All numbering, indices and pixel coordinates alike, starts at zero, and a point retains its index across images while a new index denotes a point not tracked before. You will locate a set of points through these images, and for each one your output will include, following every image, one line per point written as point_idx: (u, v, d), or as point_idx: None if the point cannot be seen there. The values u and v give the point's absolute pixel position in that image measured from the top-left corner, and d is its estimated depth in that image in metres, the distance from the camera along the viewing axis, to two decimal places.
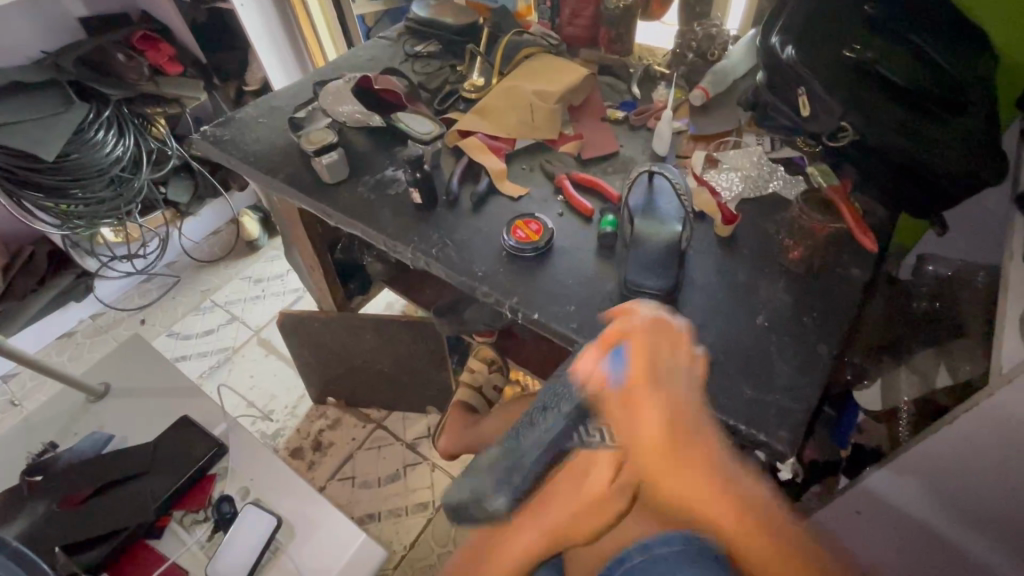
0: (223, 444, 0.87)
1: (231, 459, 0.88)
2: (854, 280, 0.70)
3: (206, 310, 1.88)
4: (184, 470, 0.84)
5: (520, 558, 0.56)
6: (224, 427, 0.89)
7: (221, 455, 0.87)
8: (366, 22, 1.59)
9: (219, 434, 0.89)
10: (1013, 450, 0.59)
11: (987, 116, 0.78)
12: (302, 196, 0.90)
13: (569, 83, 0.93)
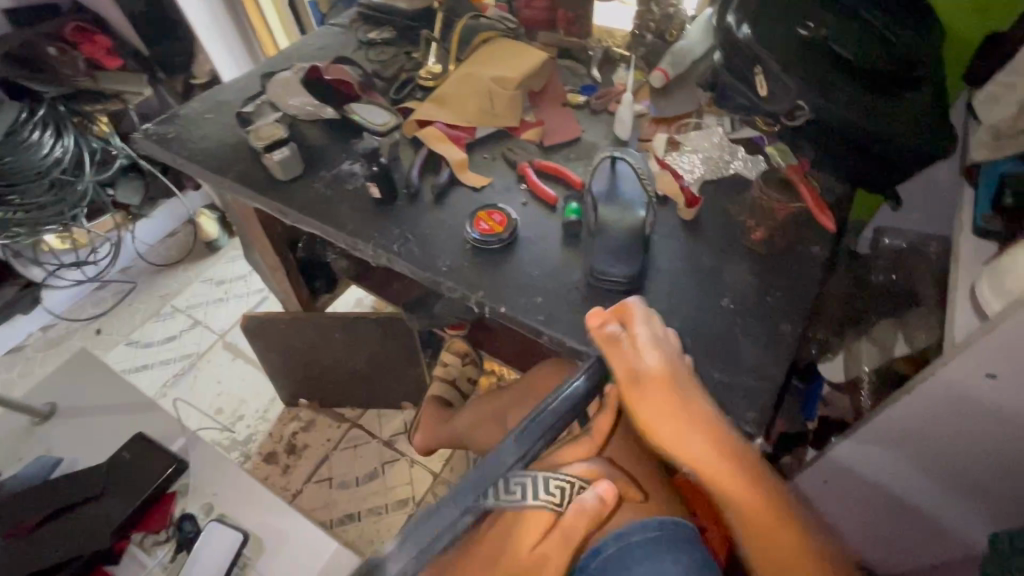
0: (182, 459, 0.84)
1: (191, 474, 0.85)
2: (816, 258, 0.70)
3: (166, 316, 1.81)
4: (142, 488, 0.80)
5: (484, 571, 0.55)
6: (183, 440, 0.86)
7: (181, 471, 0.84)
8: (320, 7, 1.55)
9: (177, 449, 0.86)
10: (967, 417, 0.61)
11: (936, 91, 0.80)
12: (256, 195, 0.85)
13: (528, 68, 0.91)
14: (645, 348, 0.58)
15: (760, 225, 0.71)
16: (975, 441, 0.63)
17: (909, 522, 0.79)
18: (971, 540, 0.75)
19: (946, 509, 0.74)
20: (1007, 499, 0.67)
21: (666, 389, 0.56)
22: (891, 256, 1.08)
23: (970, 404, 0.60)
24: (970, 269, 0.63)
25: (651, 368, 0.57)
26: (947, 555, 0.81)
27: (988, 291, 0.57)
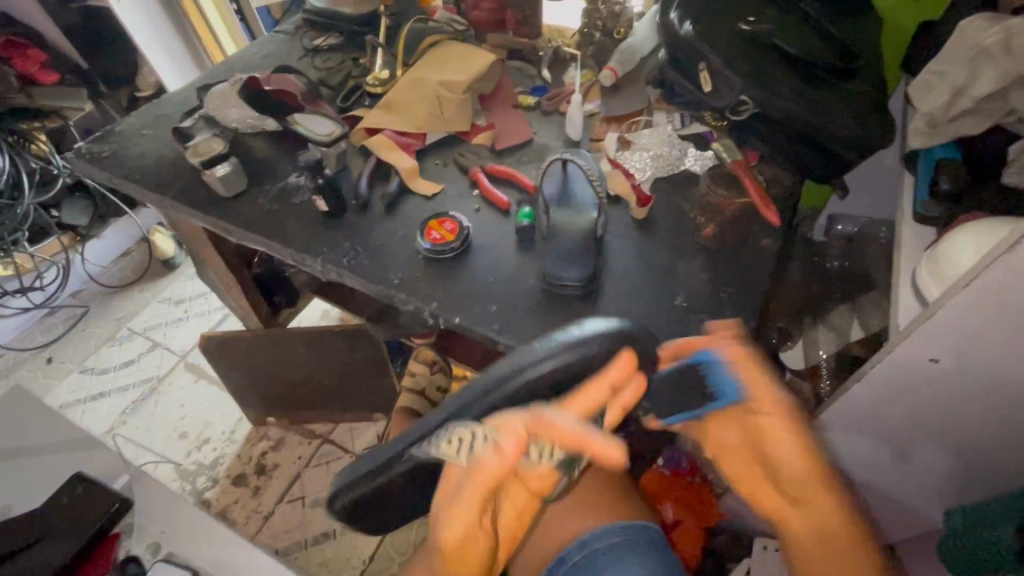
0: (127, 497, 0.79)
1: (138, 513, 0.79)
2: (767, 251, 0.71)
3: (123, 339, 1.73)
4: (82, 532, 0.75)
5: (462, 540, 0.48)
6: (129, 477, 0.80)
7: (127, 507, 0.78)
8: (272, 14, 1.47)
9: (122, 487, 0.80)
10: (916, 399, 0.62)
11: (874, 82, 0.82)
12: (198, 214, 0.82)
13: (476, 71, 0.89)
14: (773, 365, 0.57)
15: (709, 222, 0.71)
16: (930, 424, 0.64)
17: (872, 505, 0.80)
18: (928, 517, 0.77)
19: (902, 488, 0.75)
20: (959, 476, 0.68)
21: (807, 457, 0.50)
22: (844, 243, 1.10)
23: (918, 387, 0.60)
24: (912, 255, 0.64)
25: (792, 440, 0.50)
26: (908, 534, 0.83)
27: (927, 276, 0.57)
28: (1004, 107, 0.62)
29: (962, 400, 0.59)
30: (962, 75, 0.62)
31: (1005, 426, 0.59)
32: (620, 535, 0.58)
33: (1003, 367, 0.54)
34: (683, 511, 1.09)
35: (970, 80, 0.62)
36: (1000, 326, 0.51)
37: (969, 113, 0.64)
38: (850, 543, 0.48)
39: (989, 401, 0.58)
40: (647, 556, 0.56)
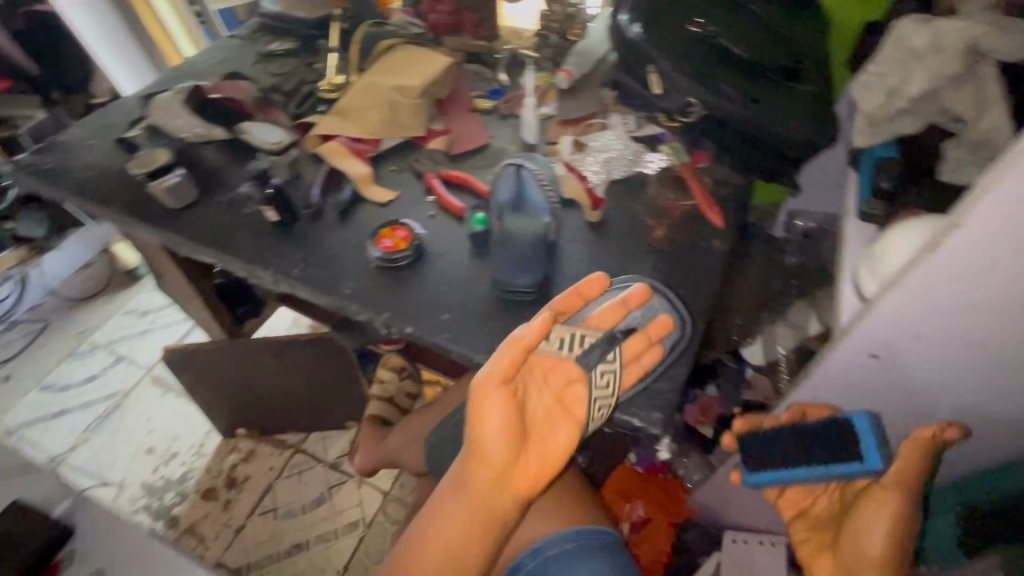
0: (67, 525, 0.68)
1: (80, 542, 0.68)
2: (716, 252, 0.72)
3: (85, 354, 1.68)
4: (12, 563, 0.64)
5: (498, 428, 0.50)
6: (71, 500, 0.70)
7: (71, 534, 0.68)
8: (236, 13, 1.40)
9: (63, 511, 0.70)
10: (861, 394, 0.63)
11: (821, 82, 0.83)
12: (144, 226, 0.79)
13: (430, 75, 0.88)
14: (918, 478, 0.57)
15: (660, 225, 0.74)
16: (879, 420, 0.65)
17: None
18: None
19: None
20: None
21: (895, 547, 0.55)
22: (801, 239, 1.13)
23: (861, 383, 0.61)
24: (854, 250, 0.66)
25: (890, 524, 0.55)
26: None
27: (866, 274, 0.59)
28: (937, 105, 0.62)
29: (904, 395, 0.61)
30: (896, 76, 0.63)
31: (941, 421, 0.61)
32: (575, 541, 0.60)
33: (938, 366, 0.55)
34: (652, 509, 1.10)
35: (904, 81, 0.63)
36: (929, 326, 0.52)
37: (906, 112, 0.65)
38: None
39: (931, 397, 0.59)
40: (599, 561, 0.58)
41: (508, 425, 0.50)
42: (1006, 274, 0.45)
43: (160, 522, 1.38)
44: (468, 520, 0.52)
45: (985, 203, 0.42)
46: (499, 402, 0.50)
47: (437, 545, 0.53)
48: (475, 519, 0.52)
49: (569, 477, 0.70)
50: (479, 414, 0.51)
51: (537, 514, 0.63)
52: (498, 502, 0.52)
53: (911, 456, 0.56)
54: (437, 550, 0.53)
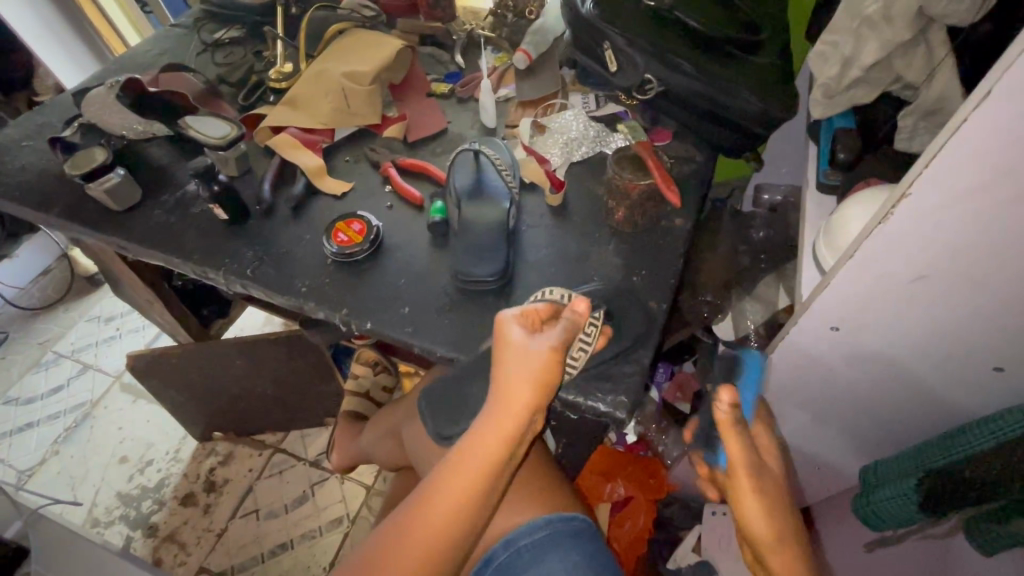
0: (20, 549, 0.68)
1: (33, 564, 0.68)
2: (679, 231, 0.71)
3: (49, 364, 1.62)
4: None
5: (532, 395, 0.50)
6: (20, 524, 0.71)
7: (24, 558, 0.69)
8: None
9: (12, 535, 0.70)
10: (826, 367, 0.63)
11: (780, 53, 0.82)
12: (87, 229, 0.76)
13: (382, 59, 0.84)
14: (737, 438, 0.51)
15: (619, 206, 0.72)
16: (843, 393, 0.66)
17: (804, 467, 0.83)
18: (848, 473, 0.80)
19: (825, 450, 0.78)
20: (873, 435, 0.71)
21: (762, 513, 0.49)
22: (769, 213, 1.13)
23: (825, 355, 0.62)
24: (815, 222, 0.66)
25: (763, 510, 0.50)
26: (833, 489, 0.86)
27: (824, 249, 0.58)
28: (891, 73, 0.62)
29: (868, 368, 0.61)
30: (849, 45, 0.62)
31: (899, 389, 0.61)
32: (545, 530, 0.59)
33: (901, 336, 0.55)
34: (633, 487, 1.07)
35: (856, 51, 0.62)
36: (886, 299, 0.52)
37: (859, 82, 0.64)
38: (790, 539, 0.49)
39: (897, 369, 0.59)
40: (570, 551, 0.57)
41: (547, 392, 0.51)
42: (959, 243, 0.45)
43: (138, 530, 1.34)
44: (484, 479, 0.49)
45: (936, 169, 0.41)
46: (546, 362, 0.50)
47: (442, 508, 0.48)
48: (489, 484, 0.49)
49: (540, 463, 0.69)
50: (512, 377, 0.50)
51: (506, 505, 0.62)
52: (509, 465, 0.50)
53: (736, 441, 0.51)
54: (443, 513, 0.48)
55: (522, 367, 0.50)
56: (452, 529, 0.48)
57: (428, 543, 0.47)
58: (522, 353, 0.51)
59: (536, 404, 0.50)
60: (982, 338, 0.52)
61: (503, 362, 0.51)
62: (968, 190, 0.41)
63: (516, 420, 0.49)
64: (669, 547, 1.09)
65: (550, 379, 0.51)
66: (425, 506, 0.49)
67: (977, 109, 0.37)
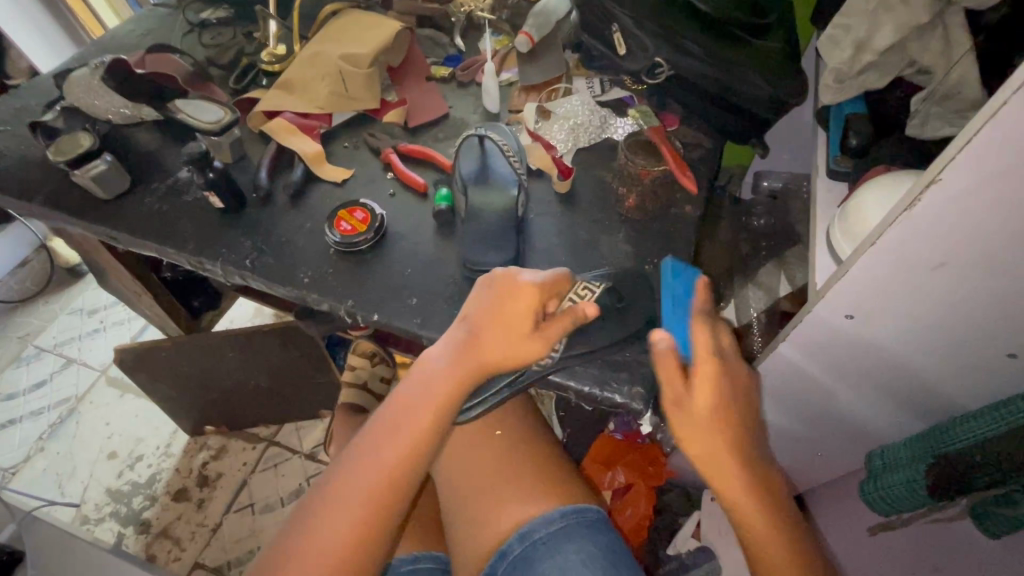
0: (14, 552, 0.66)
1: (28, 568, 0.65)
2: (690, 218, 0.70)
3: (31, 359, 1.57)
4: None
5: (502, 359, 0.52)
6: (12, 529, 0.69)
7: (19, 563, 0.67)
8: None
9: (5, 538, 0.69)
10: (836, 353, 0.63)
11: (789, 37, 0.80)
12: (73, 219, 0.72)
13: (380, 42, 0.81)
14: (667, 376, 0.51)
15: (630, 193, 0.72)
16: (852, 378, 0.66)
17: (810, 452, 0.84)
18: (852, 457, 0.81)
19: (831, 435, 0.78)
20: (880, 423, 0.71)
21: (686, 434, 0.50)
22: (770, 201, 1.13)
23: (836, 342, 0.61)
24: (827, 210, 0.65)
25: (686, 431, 0.50)
26: (836, 473, 0.87)
27: (841, 237, 0.57)
28: (905, 57, 0.61)
29: (880, 353, 0.61)
30: (864, 28, 0.62)
31: (912, 375, 0.61)
32: (560, 522, 0.59)
33: (917, 323, 0.55)
34: (633, 474, 1.07)
35: (871, 34, 0.61)
36: (903, 285, 0.51)
37: (872, 66, 0.63)
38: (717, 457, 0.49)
39: (909, 355, 0.59)
40: (585, 542, 0.57)
41: (512, 366, 0.53)
42: (984, 229, 0.44)
43: (130, 527, 1.32)
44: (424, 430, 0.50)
45: (973, 151, 0.40)
46: (533, 340, 0.53)
47: (388, 452, 0.50)
48: (436, 431, 0.51)
49: (554, 451, 0.69)
50: (495, 337, 0.52)
51: (518, 496, 0.62)
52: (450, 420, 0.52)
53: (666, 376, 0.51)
54: (388, 458, 0.50)
55: (508, 333, 0.52)
56: (399, 471, 0.49)
57: (366, 485, 0.48)
58: (515, 321, 0.52)
59: (496, 369, 0.53)
60: (999, 323, 0.51)
61: (494, 317, 0.52)
62: (996, 174, 0.40)
63: (468, 380, 0.52)
64: (669, 534, 1.09)
65: (523, 352, 0.52)
66: (373, 448, 0.50)
67: (1017, 90, 0.36)
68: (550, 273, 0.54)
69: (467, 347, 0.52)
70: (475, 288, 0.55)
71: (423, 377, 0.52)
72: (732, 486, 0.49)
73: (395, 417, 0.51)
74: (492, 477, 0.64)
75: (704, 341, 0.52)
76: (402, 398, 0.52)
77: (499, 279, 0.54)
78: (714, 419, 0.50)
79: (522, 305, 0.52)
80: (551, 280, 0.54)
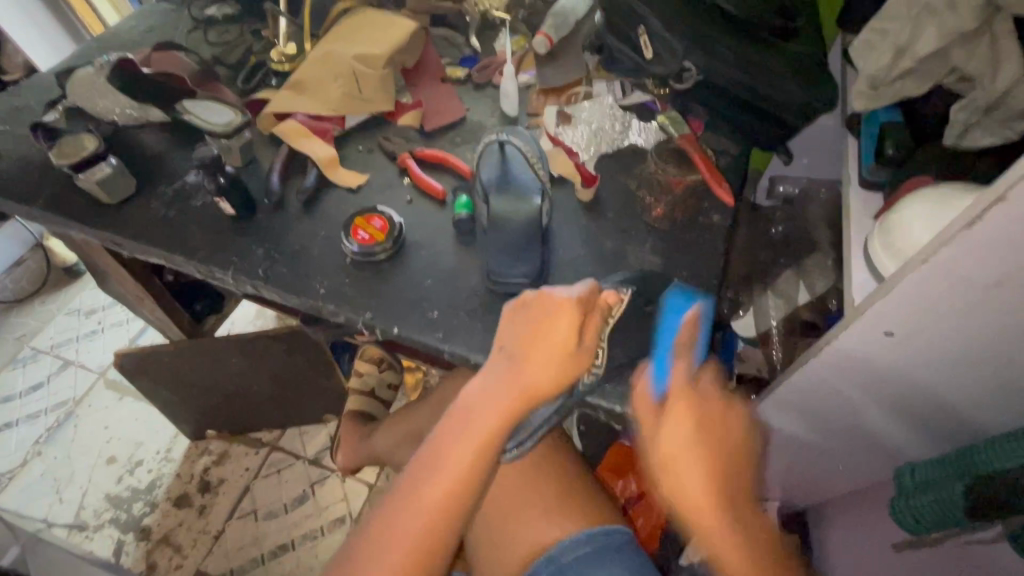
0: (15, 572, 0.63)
1: None
2: (718, 228, 0.68)
3: (26, 360, 1.53)
4: None
5: (549, 386, 0.50)
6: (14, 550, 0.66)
7: None
8: None
9: (8, 562, 0.65)
10: (870, 372, 0.61)
11: (818, 40, 0.77)
12: (76, 224, 0.69)
13: (395, 42, 0.79)
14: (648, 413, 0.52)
15: (659, 202, 0.69)
16: (884, 397, 0.64)
17: (832, 467, 0.82)
18: (876, 473, 0.79)
19: (856, 452, 0.77)
20: (910, 441, 0.69)
21: (671, 480, 0.49)
22: (787, 207, 1.10)
23: (870, 361, 0.60)
24: (860, 222, 0.64)
25: (672, 477, 0.49)
26: (856, 486, 0.86)
27: (883, 253, 0.56)
28: (946, 66, 0.59)
29: (917, 373, 0.59)
30: (904, 34, 0.60)
31: (948, 395, 0.59)
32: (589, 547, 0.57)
33: (958, 344, 0.53)
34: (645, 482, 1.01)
35: (911, 40, 0.59)
36: (951, 306, 0.50)
37: (910, 73, 0.61)
38: (704, 509, 0.48)
39: (945, 376, 0.57)
40: (616, 567, 0.55)
41: (562, 388, 0.51)
42: None
43: (131, 534, 1.29)
44: (464, 470, 0.49)
45: None
46: (576, 359, 0.51)
47: (431, 494, 0.48)
48: (478, 467, 0.49)
49: (579, 469, 0.67)
50: (534, 363, 0.50)
51: (544, 518, 0.60)
52: (496, 454, 0.50)
53: (651, 415, 0.51)
54: (431, 498, 0.48)
55: (551, 355, 0.50)
56: (442, 514, 0.48)
57: (414, 529, 0.47)
58: (554, 344, 0.50)
59: (545, 397, 0.50)
60: None
61: (533, 341, 0.51)
62: None
63: (514, 412, 0.49)
64: None
65: (570, 374, 0.51)
66: (415, 491, 0.49)
67: None
68: (585, 288, 0.52)
69: (509, 376, 0.50)
70: (503, 316, 0.53)
71: (463, 411, 0.50)
72: (718, 540, 0.48)
73: (438, 456, 0.49)
74: (517, 497, 0.62)
75: (682, 373, 0.53)
76: (440, 439, 0.50)
77: (532, 301, 0.52)
78: (696, 460, 0.49)
79: (559, 325, 0.50)
80: (587, 296, 0.52)
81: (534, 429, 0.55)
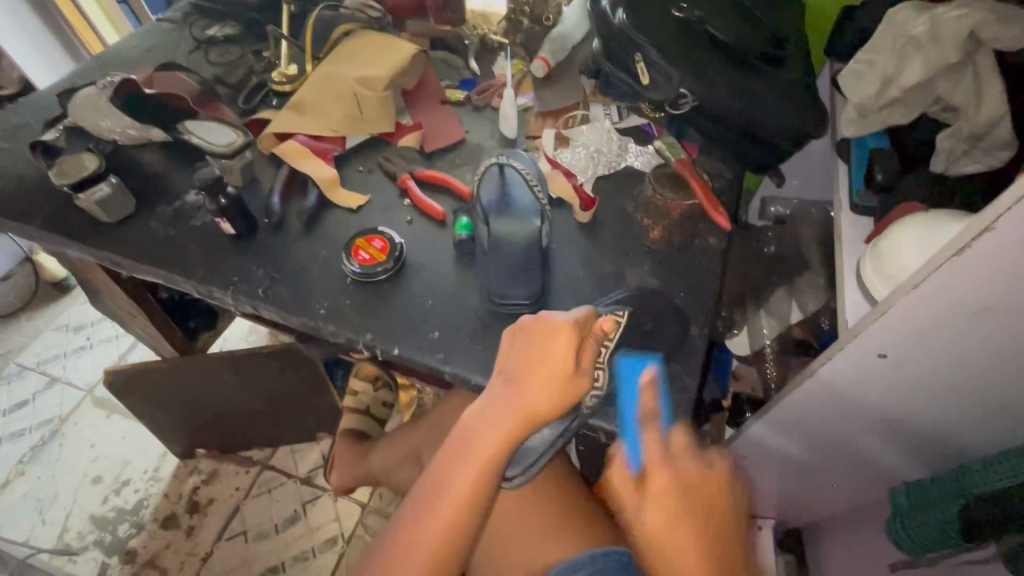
0: None
1: None
2: (714, 250, 0.69)
3: (12, 377, 1.50)
4: None
5: (549, 408, 0.50)
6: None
7: None
8: None
9: None
10: (864, 394, 0.62)
11: (808, 68, 0.80)
12: (73, 243, 0.69)
13: (396, 65, 0.80)
14: (636, 501, 0.51)
15: (656, 225, 0.71)
16: (877, 418, 0.65)
17: (827, 486, 0.83)
18: (869, 492, 0.80)
19: (850, 471, 0.77)
20: (902, 461, 0.70)
21: (677, 559, 0.48)
22: (778, 227, 1.12)
23: (864, 383, 0.61)
24: (851, 246, 0.65)
25: (675, 555, 0.48)
26: (851, 504, 0.86)
27: (876, 277, 0.57)
28: (931, 96, 0.61)
29: (909, 395, 0.60)
30: (891, 65, 0.62)
31: (939, 417, 0.61)
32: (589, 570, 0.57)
33: (948, 367, 0.55)
34: None
35: (898, 72, 0.62)
36: (942, 330, 0.51)
37: (897, 102, 0.64)
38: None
39: (936, 398, 0.59)
40: None
41: (562, 410, 0.51)
42: None
43: (115, 557, 1.26)
44: (468, 496, 0.49)
45: None
46: (577, 382, 0.51)
47: (435, 522, 0.48)
48: (481, 492, 0.49)
49: (579, 490, 0.67)
50: (535, 386, 0.50)
51: (544, 540, 0.60)
52: (499, 478, 0.50)
53: (641, 503, 0.50)
54: (433, 528, 0.48)
55: (550, 380, 0.50)
56: (447, 539, 0.48)
57: (419, 558, 0.48)
58: (554, 366, 0.50)
59: (546, 419, 0.50)
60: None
61: (532, 364, 0.51)
62: None
63: (515, 435, 0.50)
64: None
65: (571, 396, 0.51)
66: (419, 518, 0.49)
67: None
68: (582, 311, 0.53)
69: (510, 399, 0.50)
70: (505, 338, 0.54)
71: (466, 435, 0.51)
72: None
73: (442, 482, 0.49)
74: (518, 519, 0.62)
75: (651, 442, 0.53)
76: (443, 465, 0.50)
77: (532, 324, 0.53)
78: (692, 535, 0.48)
79: (557, 348, 0.51)
80: (584, 319, 0.53)
81: (538, 457, 0.55)
